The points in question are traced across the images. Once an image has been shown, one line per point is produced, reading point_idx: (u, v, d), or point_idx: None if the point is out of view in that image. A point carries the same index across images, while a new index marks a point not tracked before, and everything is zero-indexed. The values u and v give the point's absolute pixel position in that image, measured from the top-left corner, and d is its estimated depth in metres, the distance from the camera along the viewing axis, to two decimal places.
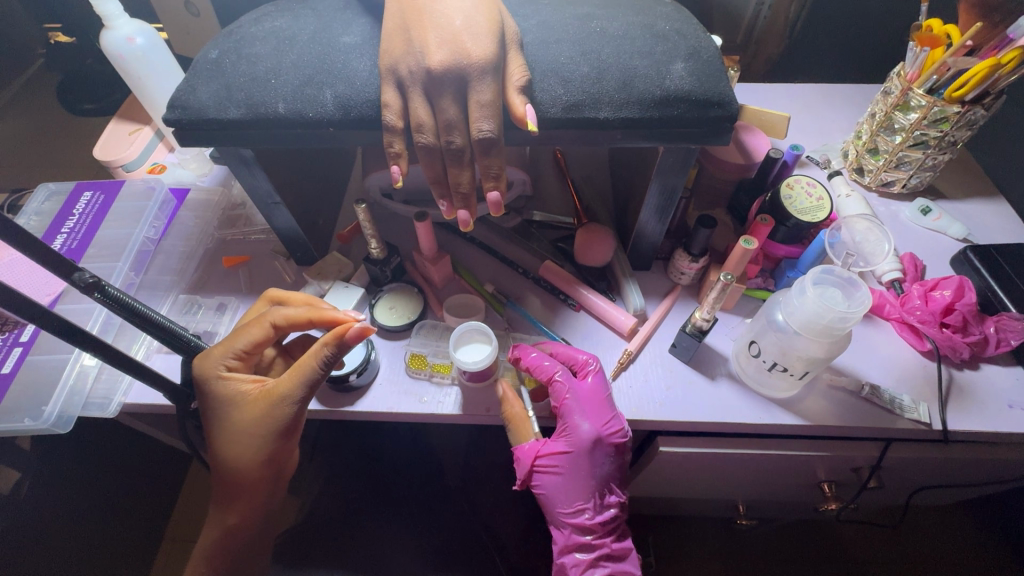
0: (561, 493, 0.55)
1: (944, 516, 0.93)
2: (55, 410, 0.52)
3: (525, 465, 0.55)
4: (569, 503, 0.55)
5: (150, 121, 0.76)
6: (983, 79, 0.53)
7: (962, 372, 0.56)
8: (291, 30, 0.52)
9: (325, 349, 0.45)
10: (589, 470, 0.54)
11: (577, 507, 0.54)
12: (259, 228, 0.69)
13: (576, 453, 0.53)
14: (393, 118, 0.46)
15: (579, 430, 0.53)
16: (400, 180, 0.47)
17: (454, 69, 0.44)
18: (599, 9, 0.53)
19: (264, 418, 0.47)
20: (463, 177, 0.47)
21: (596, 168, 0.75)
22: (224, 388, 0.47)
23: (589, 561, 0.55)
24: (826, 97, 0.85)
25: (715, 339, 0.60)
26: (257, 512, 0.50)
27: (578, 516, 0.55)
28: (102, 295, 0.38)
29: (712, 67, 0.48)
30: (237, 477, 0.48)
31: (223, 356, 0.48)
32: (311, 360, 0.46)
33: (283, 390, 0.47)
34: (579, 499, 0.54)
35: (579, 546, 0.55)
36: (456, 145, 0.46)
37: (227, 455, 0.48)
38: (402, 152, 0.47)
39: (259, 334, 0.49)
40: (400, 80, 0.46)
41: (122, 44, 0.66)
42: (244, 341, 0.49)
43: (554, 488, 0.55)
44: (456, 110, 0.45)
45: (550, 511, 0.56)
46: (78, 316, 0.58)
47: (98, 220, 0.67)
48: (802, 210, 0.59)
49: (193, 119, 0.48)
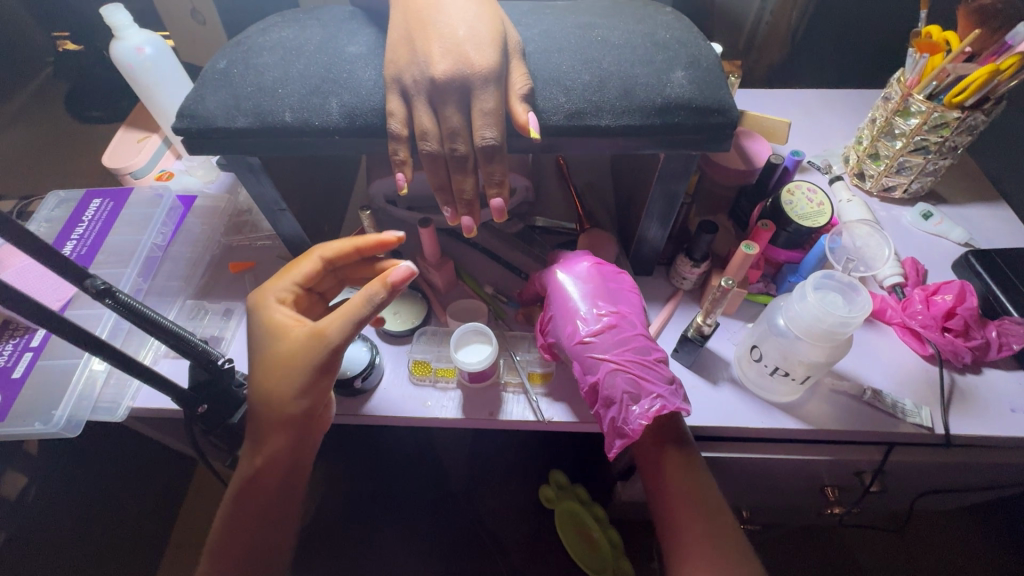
0: (563, 332, 0.54)
1: (949, 523, 0.92)
2: (65, 414, 0.52)
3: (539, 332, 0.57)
4: (566, 334, 0.54)
5: (158, 129, 0.77)
6: (983, 85, 0.54)
7: (964, 377, 0.56)
8: (297, 40, 0.53)
9: (372, 291, 0.45)
10: (565, 294, 0.55)
11: (571, 328, 0.53)
12: (265, 234, 0.71)
13: (556, 290, 0.56)
14: (398, 126, 0.46)
15: (546, 274, 0.57)
16: (405, 188, 0.47)
17: (458, 79, 0.45)
18: (600, 18, 0.54)
19: (297, 353, 0.47)
20: (466, 184, 0.48)
21: (598, 174, 0.76)
22: (270, 318, 0.49)
23: (599, 375, 0.50)
24: (826, 103, 0.86)
25: (716, 344, 0.60)
26: (282, 461, 0.48)
27: (575, 336, 0.53)
28: (113, 301, 0.39)
29: (712, 74, 0.49)
30: (267, 416, 0.47)
31: (277, 289, 0.51)
32: (358, 299, 0.46)
33: (326, 324, 0.46)
34: (571, 321, 0.54)
35: (586, 362, 0.52)
36: (459, 153, 0.46)
37: (264, 388, 0.47)
38: (407, 160, 0.47)
39: (309, 268, 0.52)
40: (403, 89, 0.47)
41: (131, 55, 0.67)
42: (297, 275, 0.52)
43: (558, 333, 0.55)
44: (459, 118, 0.46)
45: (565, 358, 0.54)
46: (86, 322, 0.58)
47: (107, 227, 0.68)
48: (803, 216, 0.60)
49: (201, 128, 0.49)
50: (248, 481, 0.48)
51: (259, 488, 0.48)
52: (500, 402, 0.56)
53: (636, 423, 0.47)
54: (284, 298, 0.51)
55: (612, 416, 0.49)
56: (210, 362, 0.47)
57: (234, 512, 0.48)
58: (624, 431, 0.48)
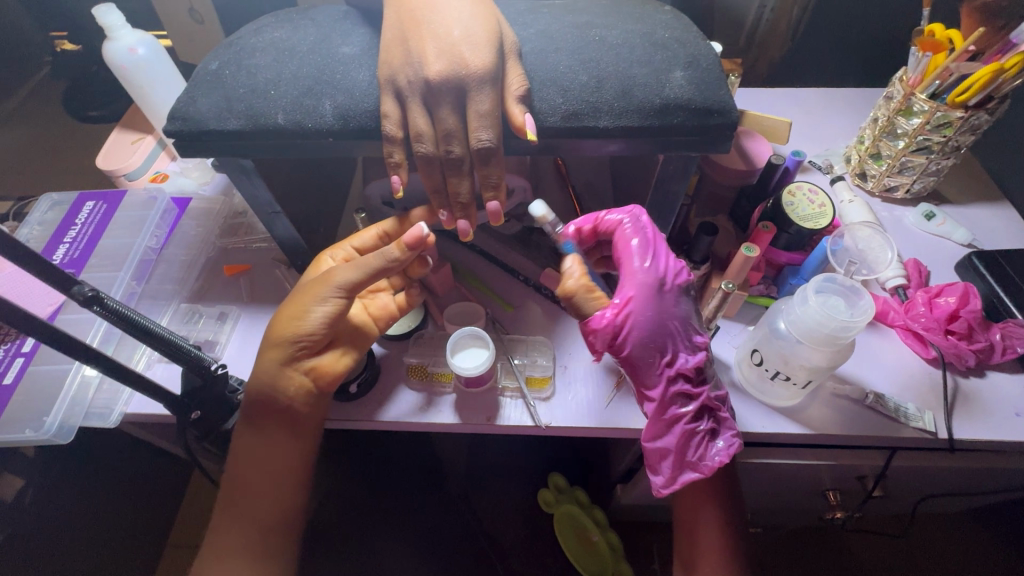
0: (647, 342, 0.48)
1: (954, 525, 0.92)
2: (56, 421, 0.52)
3: (606, 325, 0.47)
4: (659, 352, 0.48)
5: (152, 130, 0.77)
6: (986, 84, 0.53)
7: (967, 380, 0.55)
8: (291, 40, 0.52)
9: (389, 248, 0.47)
10: (670, 311, 0.49)
11: (668, 353, 0.49)
12: (260, 236, 0.69)
13: (649, 290, 0.48)
14: (393, 129, 0.46)
15: (639, 269, 0.49)
16: (400, 191, 0.47)
17: (453, 80, 0.44)
18: (598, 18, 0.53)
19: (308, 295, 0.48)
20: (462, 187, 0.47)
21: (597, 175, 0.75)
22: (321, 264, 0.54)
23: (691, 412, 0.49)
24: (828, 102, 0.85)
25: (715, 347, 0.60)
26: (277, 410, 0.48)
27: (673, 365, 0.49)
28: (100, 308, 0.38)
29: (711, 74, 0.48)
30: (264, 342, 0.49)
31: (338, 249, 0.55)
32: (373, 252, 0.48)
33: (335, 269, 0.48)
34: (669, 344, 0.49)
35: (676, 394, 0.49)
36: (455, 154, 0.46)
37: (274, 322, 0.49)
38: (403, 162, 0.47)
39: (373, 239, 0.54)
40: (398, 91, 0.46)
41: (124, 55, 0.66)
42: (355, 241, 0.54)
43: (638, 338, 0.48)
44: (455, 120, 0.45)
45: (637, 367, 0.49)
46: (78, 327, 0.58)
47: (100, 230, 0.68)
48: (805, 216, 0.60)
49: (193, 130, 0.48)
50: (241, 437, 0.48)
51: (258, 449, 0.48)
52: (497, 406, 0.55)
53: (714, 459, 0.48)
54: (337, 257, 0.55)
55: (690, 452, 0.49)
56: (202, 366, 0.46)
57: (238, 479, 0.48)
58: (700, 467, 0.48)
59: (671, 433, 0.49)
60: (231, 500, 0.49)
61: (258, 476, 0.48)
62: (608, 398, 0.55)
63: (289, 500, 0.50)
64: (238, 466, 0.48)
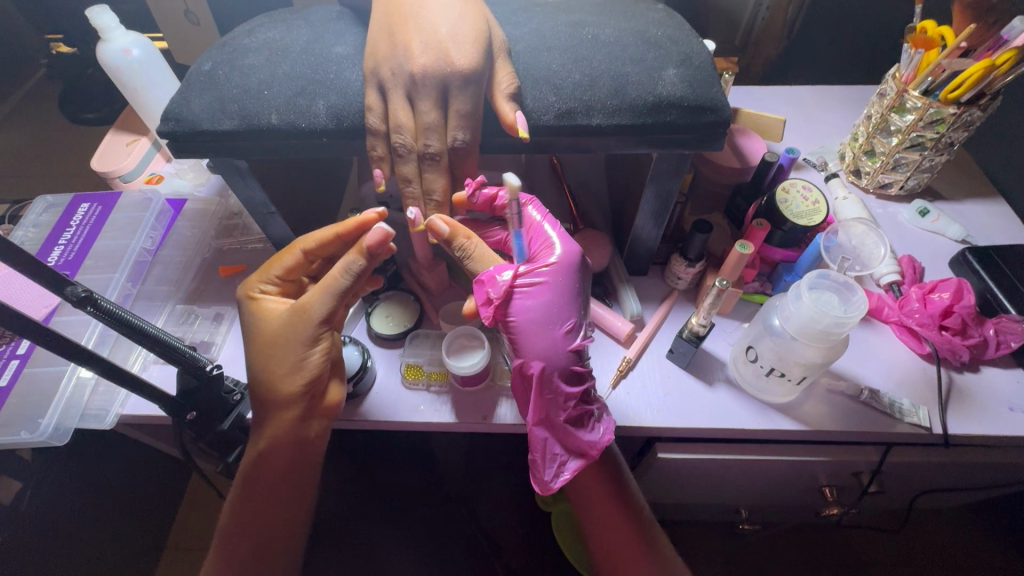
0: (550, 309, 0.47)
1: (949, 519, 0.92)
2: (52, 423, 0.52)
3: (503, 280, 0.46)
4: (557, 324, 0.47)
5: (147, 132, 0.77)
6: (978, 80, 0.53)
7: (962, 375, 0.56)
8: (284, 41, 0.52)
9: (351, 260, 0.46)
10: (574, 292, 0.48)
11: (569, 327, 0.47)
12: (255, 237, 0.69)
13: (567, 265, 0.48)
14: (376, 122, 0.46)
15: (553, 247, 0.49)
16: (382, 184, 0.48)
17: (437, 76, 0.46)
18: (591, 16, 0.53)
19: (298, 334, 0.47)
20: (435, 182, 0.48)
21: (592, 173, 0.75)
22: (260, 306, 0.50)
23: (578, 392, 0.48)
24: (822, 99, 0.85)
25: (712, 344, 0.60)
26: (292, 434, 0.48)
27: (570, 342, 0.47)
28: (94, 308, 0.37)
29: (703, 72, 0.48)
30: (273, 402, 0.48)
31: (263, 281, 0.51)
32: (336, 270, 0.47)
33: (308, 301, 0.47)
34: (569, 317, 0.47)
35: (568, 372, 0.48)
36: (433, 149, 0.46)
37: (259, 366, 0.48)
38: (385, 156, 0.48)
39: (292, 260, 0.51)
40: (381, 82, 0.47)
41: (118, 57, 0.66)
42: (279, 268, 0.51)
43: (540, 305, 0.47)
44: (435, 114, 0.46)
45: (534, 337, 0.47)
46: (73, 329, 0.58)
47: (94, 232, 0.68)
48: (799, 214, 0.59)
49: (187, 131, 0.48)
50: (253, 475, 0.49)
51: (269, 472, 0.49)
52: (494, 406, 0.55)
53: (599, 445, 0.49)
54: (268, 288, 0.51)
55: (574, 436, 0.49)
56: (198, 369, 0.47)
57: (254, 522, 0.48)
58: (586, 452, 0.49)
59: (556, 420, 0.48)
60: (255, 538, 0.48)
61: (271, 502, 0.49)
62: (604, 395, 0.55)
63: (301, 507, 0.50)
64: (257, 492, 0.49)
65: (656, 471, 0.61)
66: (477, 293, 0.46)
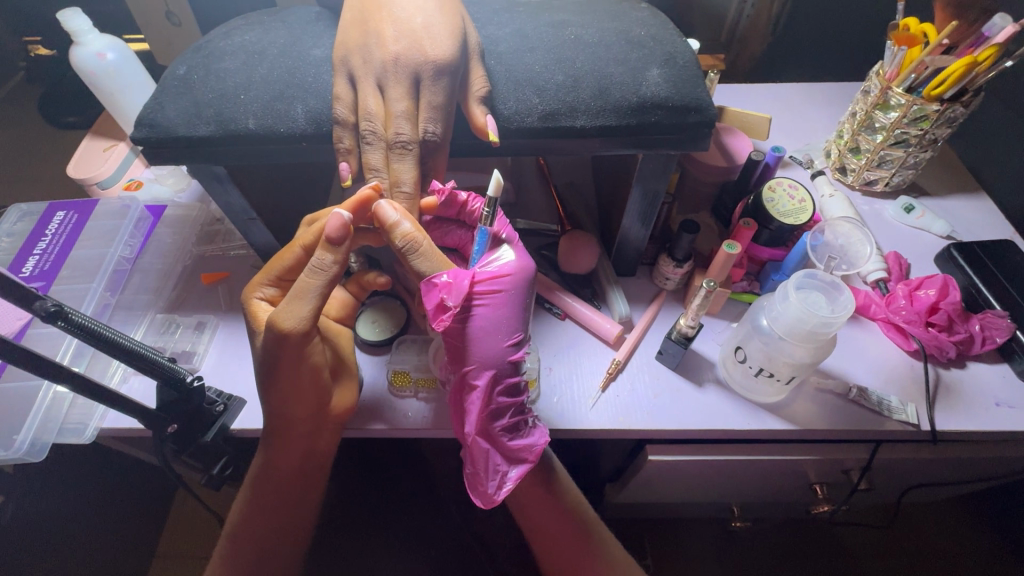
0: (500, 320, 0.47)
1: (939, 514, 0.93)
2: (28, 438, 0.51)
3: (460, 284, 0.43)
4: (504, 333, 0.47)
5: (125, 137, 0.75)
6: (961, 77, 0.53)
7: (949, 371, 0.56)
8: (261, 43, 0.51)
9: (322, 256, 0.43)
10: (526, 303, 0.48)
11: (517, 337, 0.47)
12: (238, 244, 0.68)
13: (520, 275, 0.47)
14: (344, 112, 0.45)
15: (518, 253, 0.49)
16: (349, 178, 0.46)
17: (409, 66, 0.45)
18: (574, 16, 0.53)
19: (286, 355, 0.45)
20: (404, 172, 0.45)
21: (580, 174, 0.74)
22: (255, 316, 0.48)
23: (516, 399, 0.48)
24: (808, 96, 0.85)
25: (700, 345, 0.59)
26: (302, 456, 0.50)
27: (511, 352, 0.48)
28: (66, 323, 0.36)
29: (688, 72, 0.48)
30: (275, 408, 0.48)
31: (261, 283, 0.49)
32: (309, 272, 0.43)
33: (281, 312, 0.43)
34: (518, 328, 0.48)
35: (509, 381, 0.48)
36: (405, 137, 0.45)
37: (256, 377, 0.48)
38: (353, 148, 0.46)
39: (290, 259, 0.48)
40: (350, 71, 0.47)
41: (93, 60, 0.65)
42: (278, 268, 0.48)
43: (494, 314, 0.47)
44: (405, 104, 0.45)
45: (483, 345, 0.47)
46: (50, 342, 0.57)
47: (70, 242, 0.66)
48: (785, 213, 0.59)
49: (161, 137, 0.47)
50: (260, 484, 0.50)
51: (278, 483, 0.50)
52: None
53: (529, 451, 0.49)
54: (268, 293, 0.49)
55: (513, 443, 0.49)
56: (178, 381, 0.45)
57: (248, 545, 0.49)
58: (526, 457, 0.49)
59: (495, 427, 0.48)
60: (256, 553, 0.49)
61: (272, 513, 0.50)
62: (594, 399, 0.55)
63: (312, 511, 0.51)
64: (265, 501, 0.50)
65: (646, 473, 0.60)
66: (428, 296, 0.43)
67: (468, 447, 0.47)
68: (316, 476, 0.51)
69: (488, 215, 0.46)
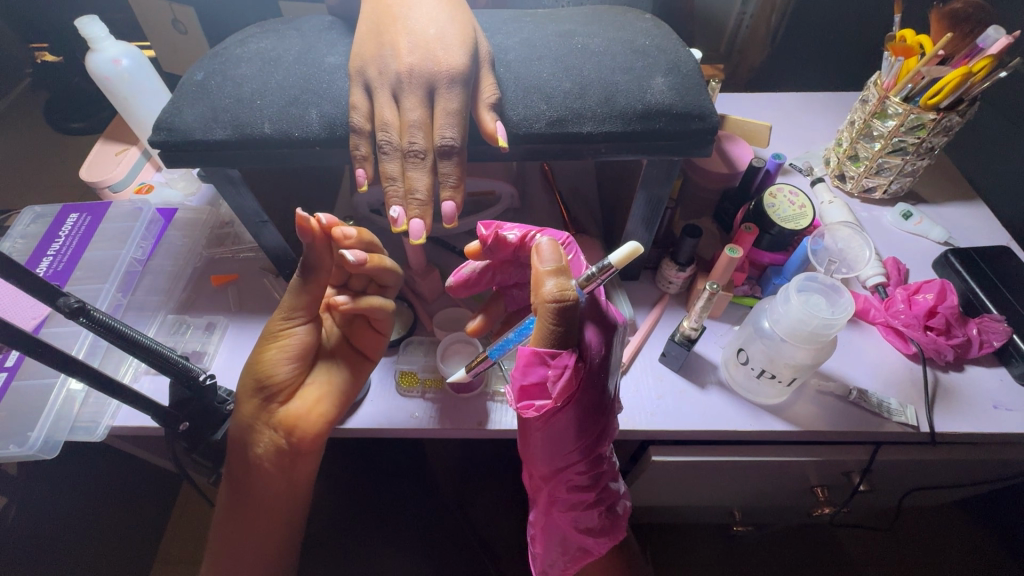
0: (591, 409, 0.45)
1: (936, 518, 0.93)
2: (41, 435, 0.51)
3: (563, 369, 0.41)
4: (591, 427, 0.46)
5: (137, 141, 0.76)
6: (957, 86, 0.54)
7: (947, 374, 0.57)
8: (276, 50, 0.52)
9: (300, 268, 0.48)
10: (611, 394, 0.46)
11: (604, 435, 0.47)
12: (248, 246, 0.70)
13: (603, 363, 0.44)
14: (360, 120, 0.46)
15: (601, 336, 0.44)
16: (365, 184, 0.47)
17: (424, 75, 0.46)
18: (580, 26, 0.54)
19: (265, 337, 0.50)
20: (419, 180, 0.46)
21: (583, 180, 0.76)
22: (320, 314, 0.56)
23: (591, 496, 0.50)
24: (806, 105, 0.87)
25: (703, 347, 0.60)
26: (246, 465, 0.49)
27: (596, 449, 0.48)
28: (87, 320, 0.37)
29: (692, 80, 0.49)
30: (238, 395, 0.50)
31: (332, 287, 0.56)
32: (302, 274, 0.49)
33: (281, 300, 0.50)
34: (605, 424, 0.47)
35: (590, 478, 0.50)
36: (418, 147, 0.45)
37: None
38: (369, 155, 0.47)
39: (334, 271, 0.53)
40: (366, 81, 0.48)
41: (107, 66, 0.66)
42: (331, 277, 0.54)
43: (590, 400, 0.45)
44: (420, 113, 0.46)
45: (568, 439, 0.46)
46: (63, 340, 0.58)
47: (84, 243, 0.67)
48: (786, 218, 0.60)
49: (179, 141, 0.48)
50: (231, 502, 0.50)
51: (241, 503, 0.50)
52: (489, 411, 0.55)
53: (599, 543, 0.52)
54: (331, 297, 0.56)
55: (590, 535, 0.52)
56: (191, 378, 0.46)
57: (210, 542, 0.52)
58: (592, 547, 0.53)
59: (567, 516, 0.51)
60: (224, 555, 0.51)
61: (245, 528, 0.50)
62: None
63: (275, 532, 0.51)
64: (235, 515, 0.50)
65: (648, 474, 0.61)
66: (531, 372, 0.41)
67: (546, 522, 0.53)
68: (281, 502, 0.51)
69: (588, 274, 0.41)
